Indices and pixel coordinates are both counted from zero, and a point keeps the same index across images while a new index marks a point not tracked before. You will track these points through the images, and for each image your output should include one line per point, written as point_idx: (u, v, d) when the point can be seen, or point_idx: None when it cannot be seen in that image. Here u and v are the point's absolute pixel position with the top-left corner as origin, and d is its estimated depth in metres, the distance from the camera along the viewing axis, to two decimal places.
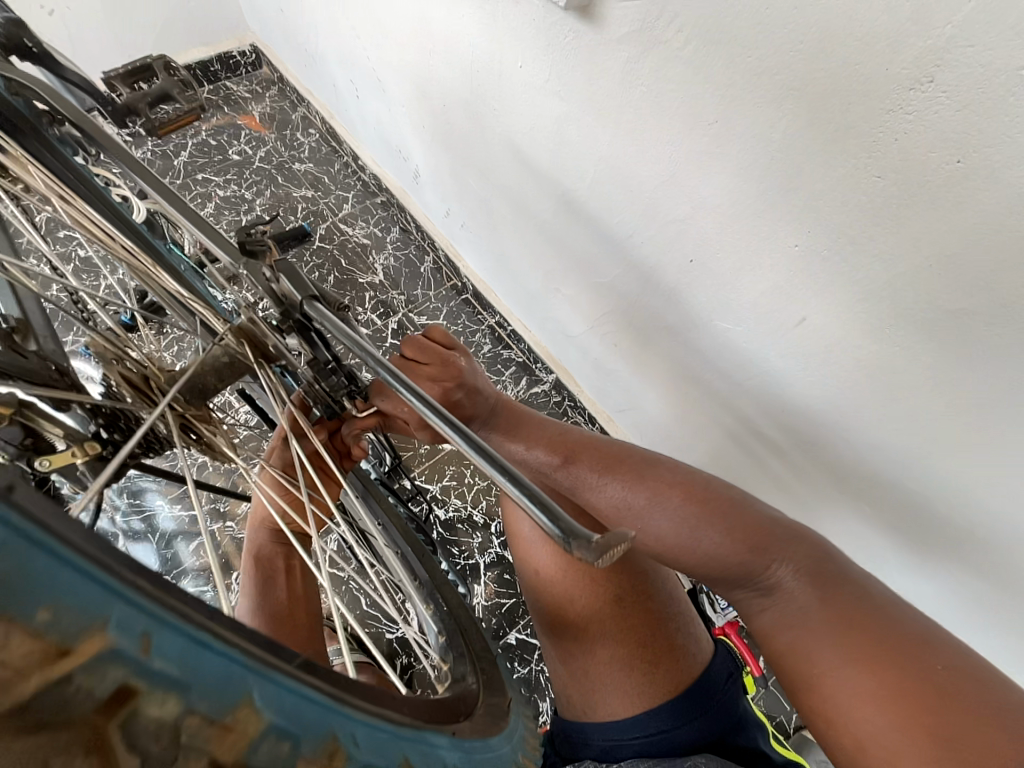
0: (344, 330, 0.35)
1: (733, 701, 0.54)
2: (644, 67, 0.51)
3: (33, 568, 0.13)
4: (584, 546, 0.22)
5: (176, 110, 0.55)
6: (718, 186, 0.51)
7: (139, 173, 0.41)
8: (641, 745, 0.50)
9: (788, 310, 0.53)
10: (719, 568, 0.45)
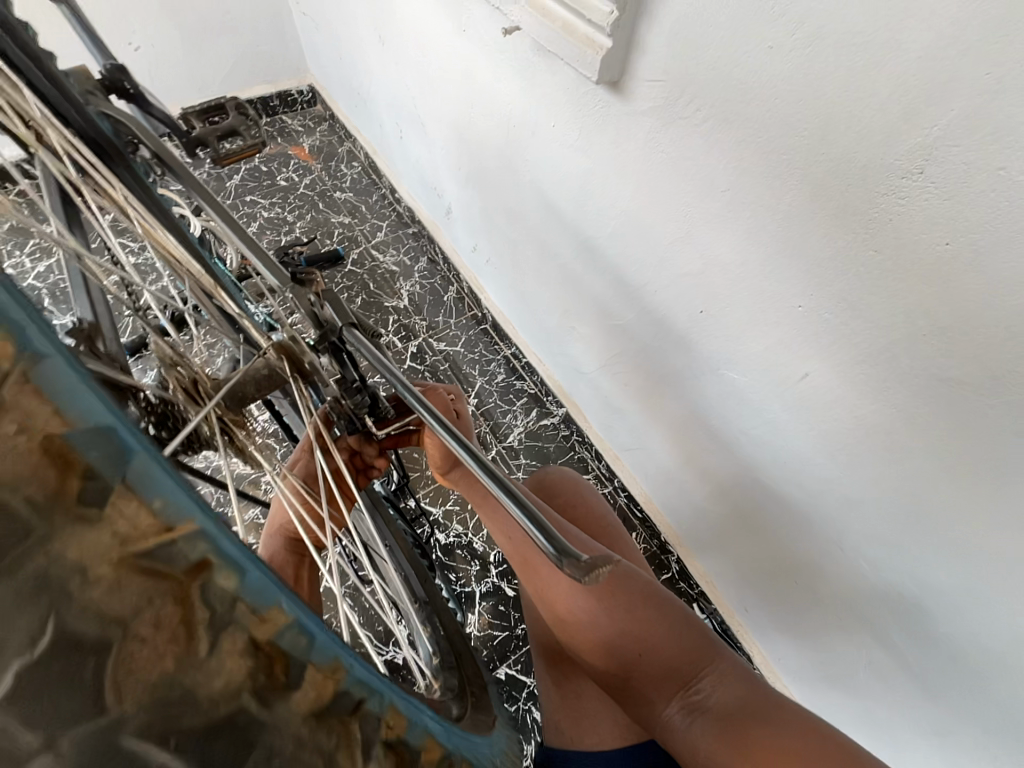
0: (375, 353, 0.39)
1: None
2: (662, 138, 0.55)
3: (153, 468, 0.16)
4: (575, 565, 0.24)
5: (241, 143, 0.61)
6: (730, 248, 0.55)
7: (203, 196, 0.47)
8: None
9: (791, 367, 0.56)
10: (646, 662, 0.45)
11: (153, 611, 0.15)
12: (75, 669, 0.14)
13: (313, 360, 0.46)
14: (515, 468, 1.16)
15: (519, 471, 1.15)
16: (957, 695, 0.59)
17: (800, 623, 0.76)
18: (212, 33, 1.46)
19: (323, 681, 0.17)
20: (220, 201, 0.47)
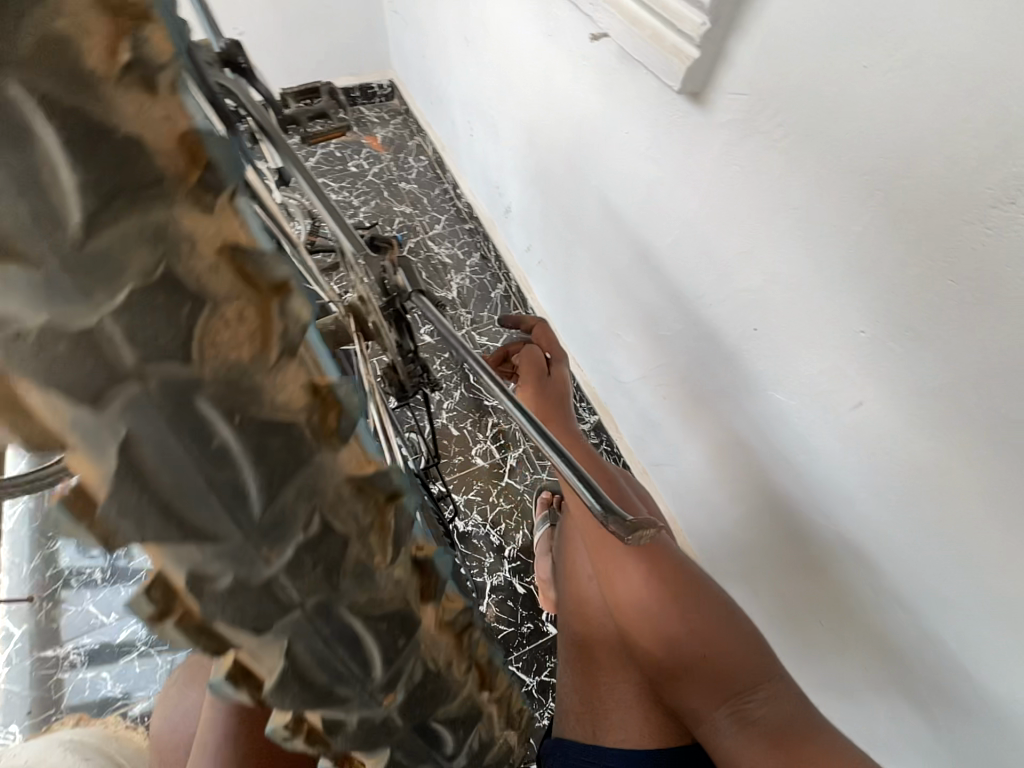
0: (440, 319, 0.42)
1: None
2: (739, 150, 0.56)
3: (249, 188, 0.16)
4: (620, 523, 0.26)
5: (330, 125, 0.66)
6: (793, 267, 0.54)
7: (294, 166, 0.51)
8: None
9: (844, 395, 0.54)
10: (719, 676, 0.52)
11: (231, 308, 0.15)
12: (207, 463, 0.16)
13: (377, 323, 0.46)
14: (540, 468, 1.17)
15: (544, 472, 1.16)
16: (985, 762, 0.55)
17: (818, 664, 0.74)
18: (309, 24, 1.55)
19: (404, 532, 0.21)
20: (308, 172, 0.51)
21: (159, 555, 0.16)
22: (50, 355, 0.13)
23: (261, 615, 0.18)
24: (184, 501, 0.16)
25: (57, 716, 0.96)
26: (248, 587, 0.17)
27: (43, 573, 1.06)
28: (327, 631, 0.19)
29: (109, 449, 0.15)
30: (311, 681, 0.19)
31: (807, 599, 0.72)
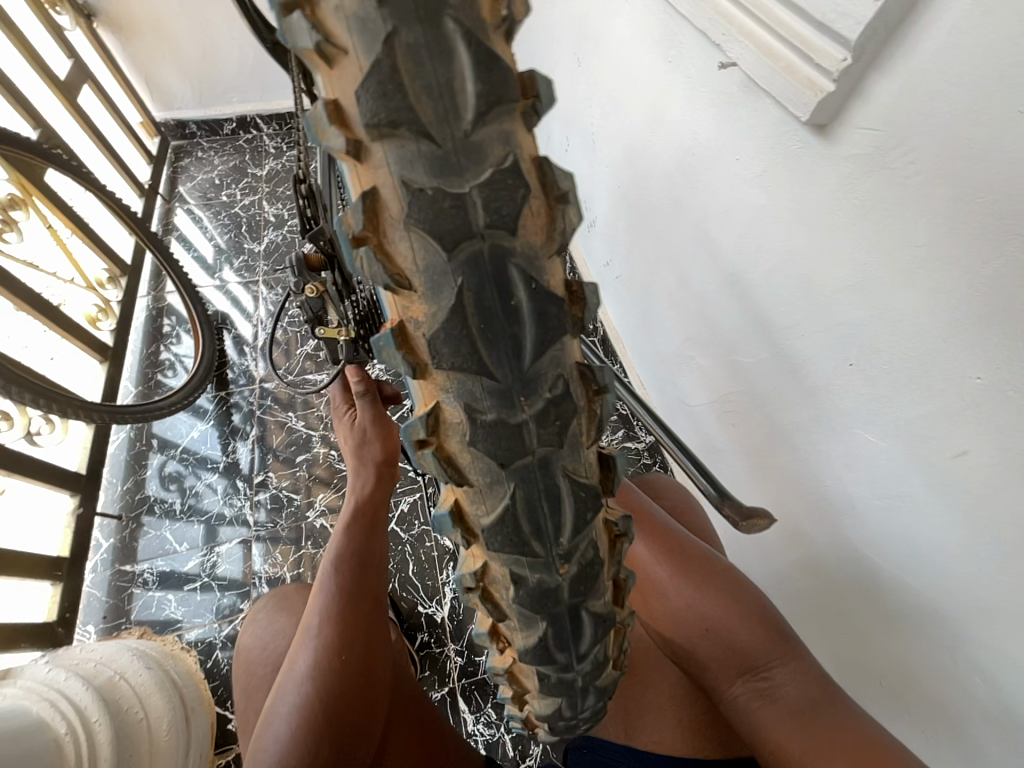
0: None
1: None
2: (860, 185, 0.56)
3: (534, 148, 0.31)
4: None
5: None
6: (905, 303, 0.54)
7: None
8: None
9: (946, 440, 0.53)
10: (731, 650, 0.57)
11: (530, 205, 0.31)
12: (505, 303, 0.31)
13: None
14: None
15: None
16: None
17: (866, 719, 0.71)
18: None
19: (598, 421, 0.38)
20: None
21: (448, 373, 0.33)
22: (431, 197, 0.29)
23: (506, 448, 0.34)
24: (488, 336, 0.32)
25: (126, 626, 1.06)
26: (507, 413, 0.34)
27: (132, 494, 1.18)
28: (542, 479, 0.36)
29: (447, 264, 0.30)
30: (516, 521, 0.37)
31: (863, 649, 0.70)
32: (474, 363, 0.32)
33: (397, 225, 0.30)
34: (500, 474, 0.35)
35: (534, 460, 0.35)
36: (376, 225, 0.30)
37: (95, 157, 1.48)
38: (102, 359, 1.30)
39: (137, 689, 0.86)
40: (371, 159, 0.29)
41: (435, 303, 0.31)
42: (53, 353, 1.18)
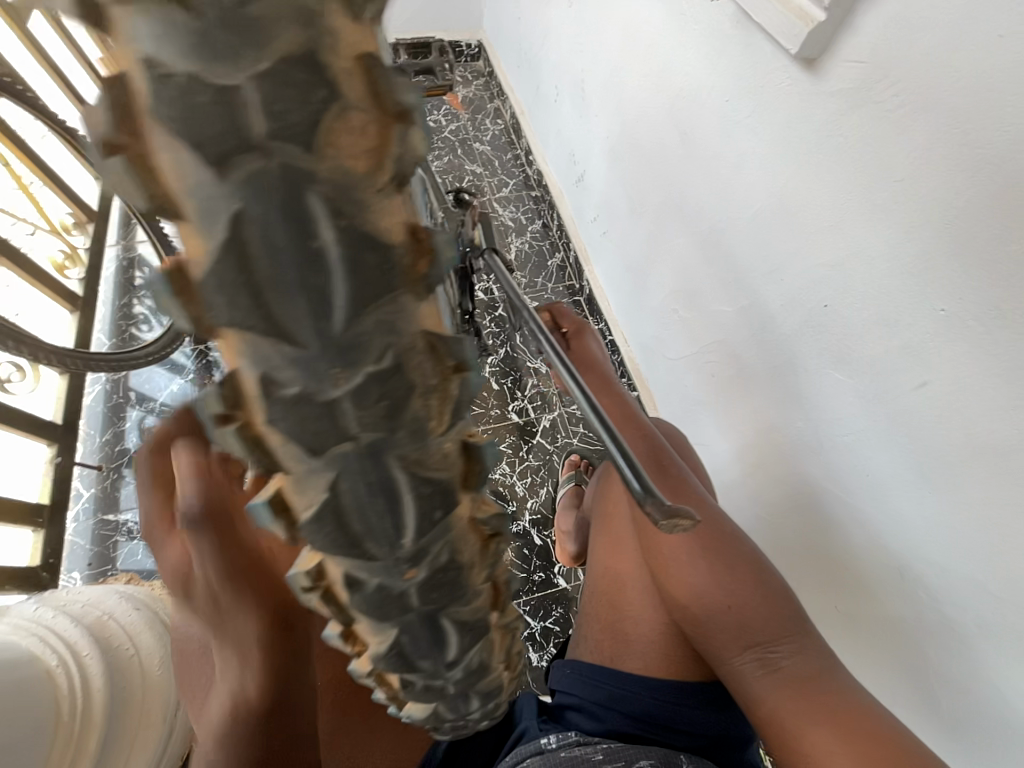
0: (503, 276, 0.42)
1: (694, 717, 0.59)
2: (844, 122, 0.56)
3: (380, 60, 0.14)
4: (657, 505, 0.25)
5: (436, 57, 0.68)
6: (878, 241, 0.55)
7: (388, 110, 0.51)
8: (646, 701, 0.59)
9: (910, 374, 0.55)
10: (739, 626, 0.52)
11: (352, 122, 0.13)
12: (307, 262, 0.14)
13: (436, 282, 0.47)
14: (571, 435, 1.20)
15: (574, 438, 1.20)
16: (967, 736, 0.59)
17: None
18: None
19: (483, 473, 0.20)
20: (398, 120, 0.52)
21: (245, 376, 0.15)
22: (174, 85, 0.12)
23: (355, 527, 0.18)
24: (292, 302, 0.14)
25: (112, 573, 1.07)
26: (359, 469, 0.17)
27: (111, 446, 1.16)
28: (418, 585, 0.21)
29: (213, 193, 0.13)
30: (390, 615, 0.21)
31: (823, 578, 0.75)
32: (308, 405, 0.16)
33: (143, 135, 0.12)
34: (362, 561, 0.19)
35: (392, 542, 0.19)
36: (132, 129, 0.12)
37: (54, 95, 1.39)
38: (72, 310, 1.25)
39: (127, 628, 0.88)
40: (139, 134, 0.12)
41: (214, 285, 0.14)
42: (17, 308, 1.14)
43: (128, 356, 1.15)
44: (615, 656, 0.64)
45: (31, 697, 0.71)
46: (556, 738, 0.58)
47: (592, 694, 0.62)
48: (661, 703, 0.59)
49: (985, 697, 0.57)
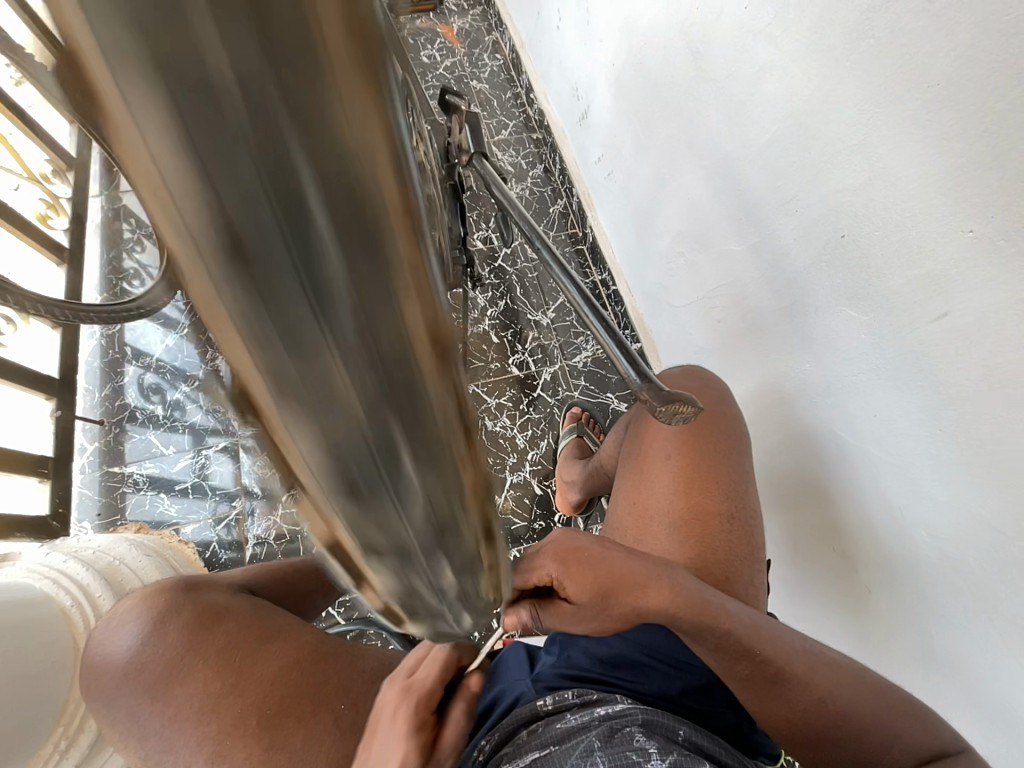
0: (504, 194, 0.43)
1: (697, 653, 0.59)
2: (878, 20, 0.50)
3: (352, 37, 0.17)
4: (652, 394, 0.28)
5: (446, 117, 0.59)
6: (904, 160, 0.51)
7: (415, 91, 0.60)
8: (661, 634, 0.60)
9: (929, 304, 0.52)
10: (792, 697, 0.52)
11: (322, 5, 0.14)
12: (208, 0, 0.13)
13: None
14: (573, 387, 1.18)
15: (575, 391, 1.19)
16: (957, 671, 0.60)
17: (812, 580, 0.79)
18: None
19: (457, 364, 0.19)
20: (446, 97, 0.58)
21: (142, 158, 0.14)
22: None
23: (246, 295, 0.15)
24: (186, 60, 0.13)
25: (123, 522, 1.09)
26: (237, 207, 0.15)
27: (111, 401, 1.16)
28: (332, 365, 0.17)
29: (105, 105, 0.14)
30: (326, 431, 0.18)
31: (827, 526, 0.74)
32: (172, 133, 0.14)
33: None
34: (273, 360, 0.16)
35: (293, 319, 0.16)
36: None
37: None
38: (60, 262, 1.21)
39: (137, 574, 0.89)
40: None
41: (106, 35, 0.13)
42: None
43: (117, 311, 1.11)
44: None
45: (46, 633, 0.74)
46: (579, 691, 0.58)
47: None
48: (667, 638, 0.60)
49: (976, 632, 0.57)
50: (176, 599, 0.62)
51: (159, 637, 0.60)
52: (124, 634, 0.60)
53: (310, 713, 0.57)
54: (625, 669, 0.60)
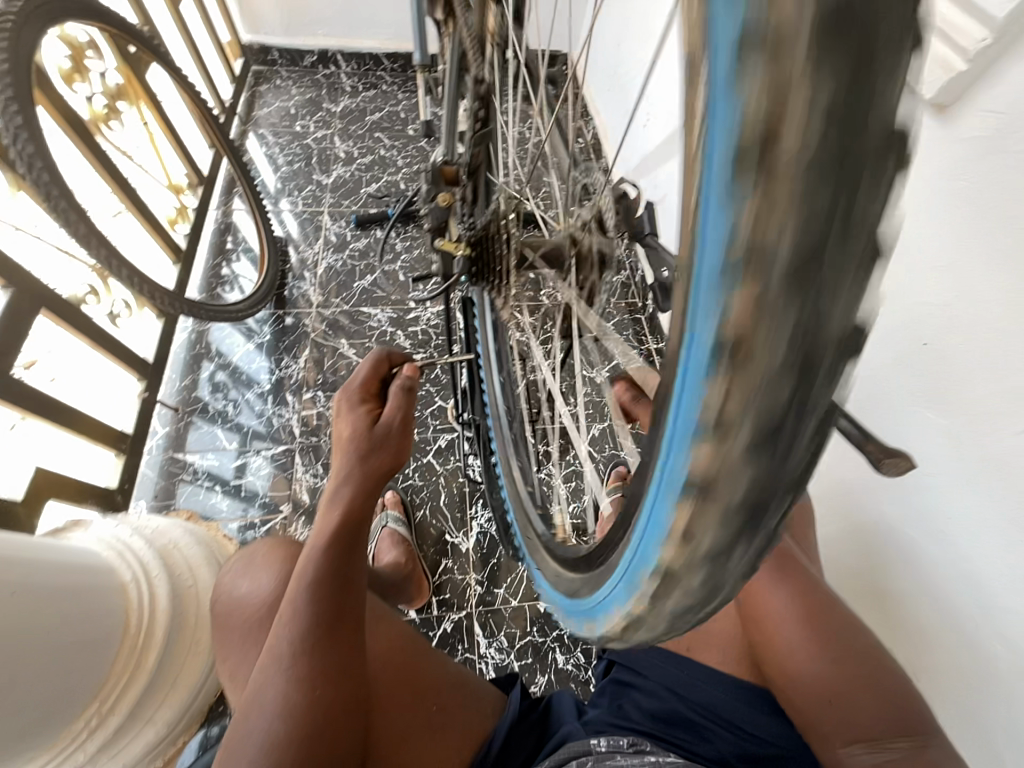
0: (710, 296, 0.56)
1: (768, 725, 0.55)
2: (972, 167, 0.57)
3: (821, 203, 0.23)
4: None
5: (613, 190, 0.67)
6: (995, 285, 0.56)
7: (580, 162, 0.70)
8: (722, 698, 0.58)
9: (1015, 418, 0.55)
10: (822, 645, 0.51)
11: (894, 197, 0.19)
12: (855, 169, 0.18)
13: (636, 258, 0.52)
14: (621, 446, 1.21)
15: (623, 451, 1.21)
16: None
17: None
18: None
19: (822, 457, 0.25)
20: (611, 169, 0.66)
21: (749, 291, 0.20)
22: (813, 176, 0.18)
23: (781, 390, 0.21)
24: (839, 193, 0.18)
25: (173, 508, 1.13)
26: (814, 333, 0.20)
27: (188, 390, 1.24)
28: (802, 447, 0.22)
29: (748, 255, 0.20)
30: (769, 489, 0.23)
31: (885, 621, 0.74)
32: (807, 281, 0.19)
33: (775, 170, 0.18)
34: (757, 418, 0.22)
35: (799, 416, 0.21)
36: (778, 109, 0.18)
37: (186, 61, 1.55)
38: (175, 260, 1.34)
39: (189, 561, 0.91)
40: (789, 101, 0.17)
41: (806, 215, 0.19)
42: (115, 210, 1.16)
43: (220, 309, 1.24)
44: (692, 645, 0.64)
45: (100, 604, 0.76)
46: (632, 741, 0.54)
47: (661, 678, 0.62)
48: (732, 699, 0.58)
49: None
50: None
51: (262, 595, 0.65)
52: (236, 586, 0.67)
53: (405, 715, 0.60)
54: (679, 730, 0.57)
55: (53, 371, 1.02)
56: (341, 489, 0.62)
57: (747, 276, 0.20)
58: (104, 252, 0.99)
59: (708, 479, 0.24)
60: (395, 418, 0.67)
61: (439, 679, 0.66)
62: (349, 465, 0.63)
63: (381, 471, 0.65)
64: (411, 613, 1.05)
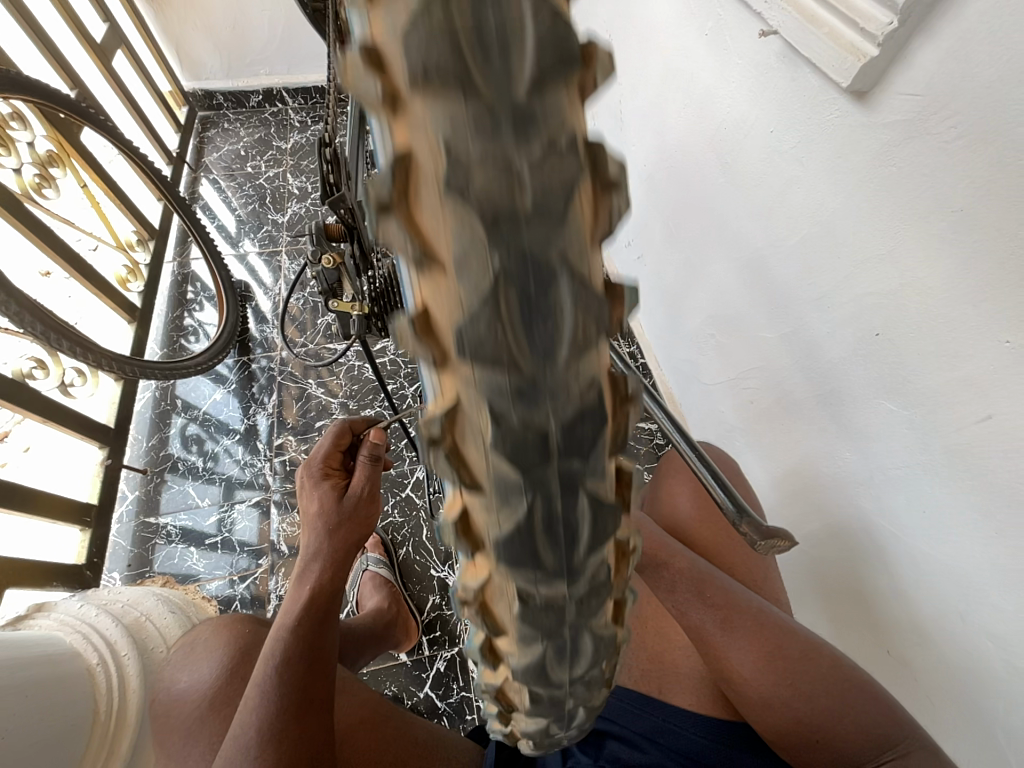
0: None
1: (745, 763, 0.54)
2: (898, 152, 0.56)
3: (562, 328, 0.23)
4: (753, 527, 0.32)
5: None
6: (933, 270, 0.54)
7: None
8: (701, 745, 0.56)
9: (971, 406, 0.53)
10: (793, 691, 0.48)
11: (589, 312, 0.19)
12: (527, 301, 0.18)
13: None
14: None
15: None
16: None
17: None
18: None
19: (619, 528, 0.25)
20: None
21: (465, 427, 0.20)
22: (487, 313, 0.18)
23: (515, 457, 0.20)
24: (521, 325, 0.18)
25: (149, 575, 1.10)
26: (525, 369, 0.19)
27: (157, 450, 1.22)
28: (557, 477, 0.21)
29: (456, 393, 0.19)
30: (535, 532, 0.22)
31: (877, 620, 0.71)
32: (493, 332, 0.18)
33: (446, 314, 0.18)
34: (510, 536, 0.22)
35: (549, 522, 0.22)
36: (407, 186, 0.17)
37: (125, 120, 1.54)
38: (130, 320, 1.33)
39: (163, 631, 0.87)
40: (419, 144, 0.16)
41: (472, 282, 0.17)
42: (71, 293, 1.19)
43: (179, 366, 1.22)
44: (663, 688, 0.61)
45: (67, 694, 0.73)
46: None
47: (636, 724, 0.59)
48: (710, 743, 0.55)
49: None
50: (253, 641, 0.68)
51: (222, 678, 0.65)
52: (199, 668, 0.66)
53: None
54: None
55: (27, 442, 1.07)
56: (312, 562, 0.61)
57: (440, 330, 0.18)
58: (39, 327, 0.96)
59: (493, 592, 0.24)
60: (363, 488, 0.64)
61: (407, 743, 0.64)
62: (318, 540, 0.61)
63: (353, 542, 0.63)
64: (403, 656, 1.02)
